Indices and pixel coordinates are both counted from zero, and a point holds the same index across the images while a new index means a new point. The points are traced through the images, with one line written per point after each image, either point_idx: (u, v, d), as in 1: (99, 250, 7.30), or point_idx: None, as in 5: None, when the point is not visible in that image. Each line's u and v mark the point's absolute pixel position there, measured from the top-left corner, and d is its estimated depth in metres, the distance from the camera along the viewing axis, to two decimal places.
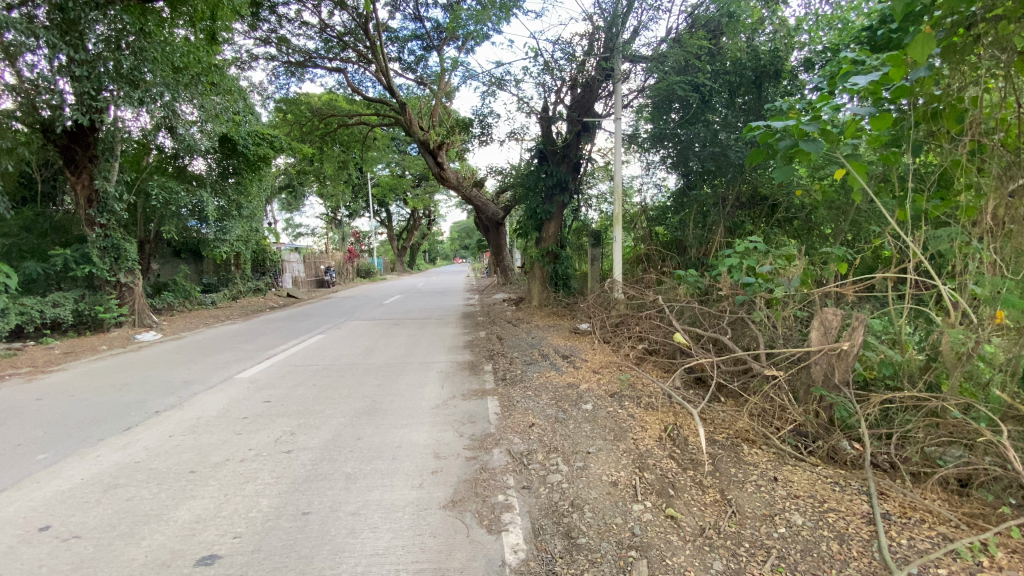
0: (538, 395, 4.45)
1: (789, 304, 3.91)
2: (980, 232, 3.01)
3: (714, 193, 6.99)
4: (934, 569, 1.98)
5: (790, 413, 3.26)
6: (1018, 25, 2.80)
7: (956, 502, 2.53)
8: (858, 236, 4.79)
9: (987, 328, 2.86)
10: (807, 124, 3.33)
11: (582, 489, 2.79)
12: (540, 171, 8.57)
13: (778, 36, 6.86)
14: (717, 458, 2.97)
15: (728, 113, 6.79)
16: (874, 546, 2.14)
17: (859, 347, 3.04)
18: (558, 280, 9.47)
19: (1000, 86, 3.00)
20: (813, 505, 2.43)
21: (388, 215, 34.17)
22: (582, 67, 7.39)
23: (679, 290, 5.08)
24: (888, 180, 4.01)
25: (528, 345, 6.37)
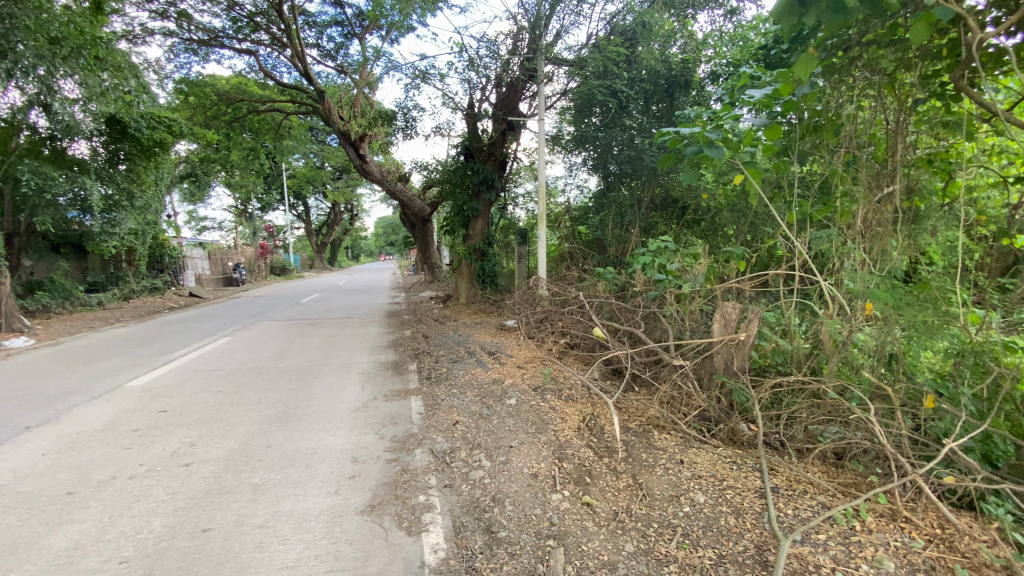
0: (463, 392, 4.39)
1: (695, 299, 4.22)
2: (854, 234, 3.46)
3: (631, 195, 7.34)
4: (815, 535, 2.21)
5: (695, 399, 3.50)
6: (887, 51, 3.20)
7: (833, 473, 2.84)
8: (755, 236, 5.19)
9: (860, 318, 3.29)
10: (711, 131, 3.59)
11: (503, 483, 2.81)
12: (466, 168, 8.52)
13: (688, 48, 7.22)
14: (631, 444, 3.13)
15: (642, 119, 7.19)
16: (765, 517, 2.35)
17: (754, 337, 3.36)
18: (485, 277, 9.30)
19: (871, 105, 3.48)
20: (714, 483, 2.63)
21: (305, 208, 32.33)
22: (507, 67, 7.41)
23: (599, 286, 5.25)
24: (780, 186, 4.34)
25: (453, 343, 6.28)
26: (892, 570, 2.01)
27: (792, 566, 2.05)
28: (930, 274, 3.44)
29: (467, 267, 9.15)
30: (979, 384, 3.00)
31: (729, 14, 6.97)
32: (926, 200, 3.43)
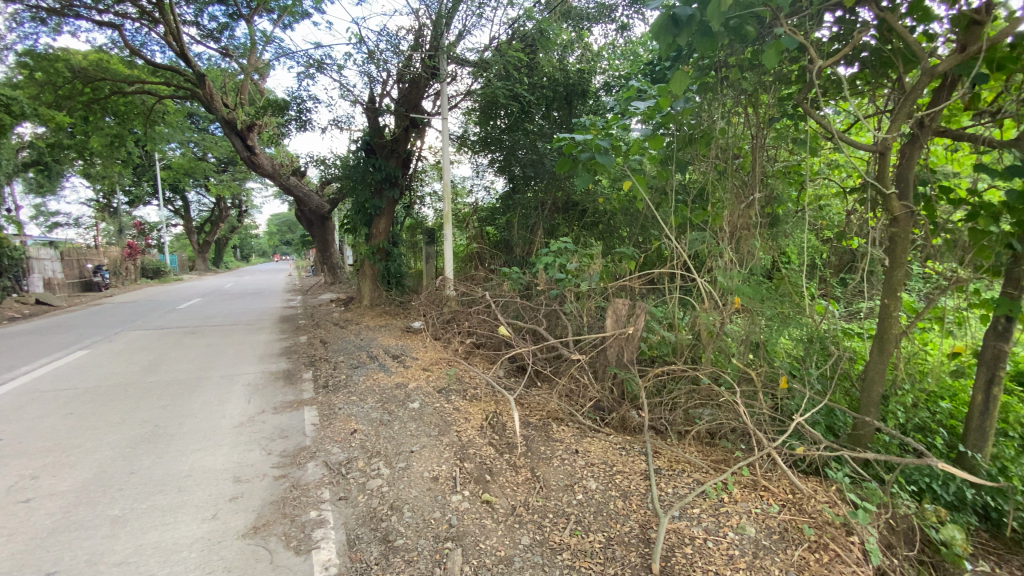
0: (363, 399, 4.19)
1: (593, 297, 4.46)
2: (724, 238, 3.86)
3: (534, 198, 7.56)
4: (691, 509, 2.43)
5: (591, 391, 3.70)
6: (750, 75, 3.64)
7: (707, 451, 3.15)
8: (643, 236, 5.56)
9: (731, 311, 3.65)
10: (602, 139, 3.80)
11: (402, 490, 2.74)
12: (367, 165, 8.18)
13: (584, 59, 7.50)
14: (530, 439, 3.21)
15: (543, 125, 7.61)
16: (648, 498, 2.53)
17: (642, 331, 3.63)
18: (390, 278, 9.02)
19: (740, 122, 3.89)
20: (606, 470, 2.80)
21: (184, 204, 29.02)
22: (408, 63, 7.24)
23: (505, 286, 5.31)
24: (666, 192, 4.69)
25: (354, 347, 5.98)
26: (754, 534, 2.26)
27: (671, 541, 2.23)
28: (787, 270, 3.93)
29: (370, 267, 8.72)
30: (824, 365, 3.58)
31: (621, 30, 7.42)
32: (784, 207, 3.96)
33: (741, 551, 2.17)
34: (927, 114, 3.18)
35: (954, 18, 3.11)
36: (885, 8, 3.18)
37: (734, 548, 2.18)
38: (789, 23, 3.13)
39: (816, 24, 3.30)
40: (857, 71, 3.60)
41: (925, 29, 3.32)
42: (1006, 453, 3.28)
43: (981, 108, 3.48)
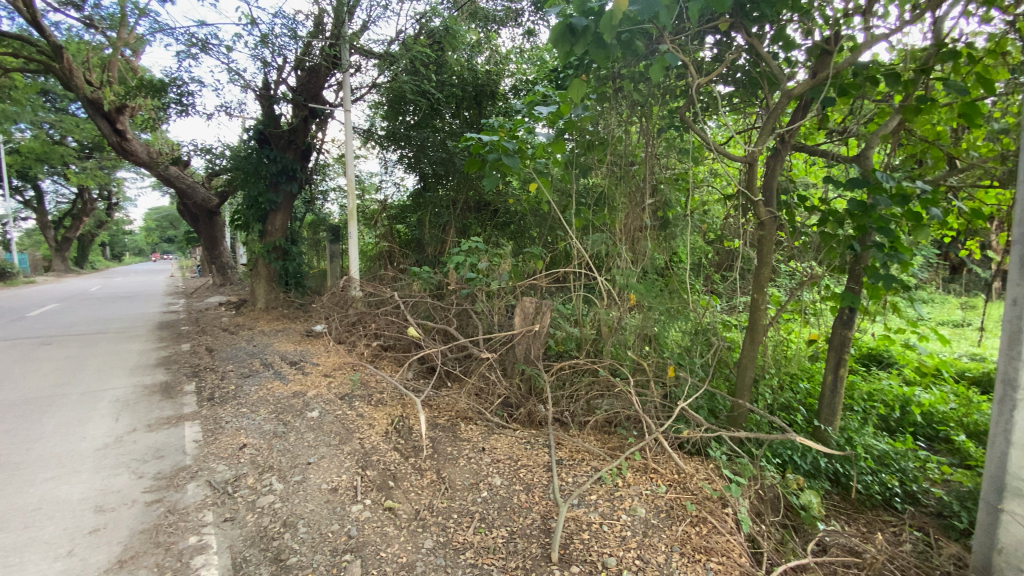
0: (254, 410, 3.87)
1: (502, 296, 4.51)
2: (622, 239, 4.12)
3: (446, 196, 7.48)
4: (588, 496, 2.55)
5: (498, 388, 3.74)
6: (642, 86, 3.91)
7: (605, 439, 3.32)
8: (549, 237, 5.70)
9: (627, 307, 3.91)
10: (508, 140, 3.85)
11: (297, 504, 2.59)
12: (260, 156, 7.55)
13: (494, 60, 7.52)
14: (436, 440, 3.18)
15: (454, 123, 7.51)
16: (550, 489, 2.61)
17: (547, 327, 3.77)
18: (289, 278, 8.41)
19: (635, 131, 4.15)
20: (510, 465, 2.85)
21: (36, 194, 24.90)
22: (307, 49, 6.83)
23: (413, 286, 5.17)
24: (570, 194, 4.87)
25: (246, 355, 5.51)
26: (644, 515, 2.43)
27: (570, 529, 2.32)
28: (677, 269, 4.26)
29: (266, 266, 8.08)
30: (706, 354, 3.96)
31: (528, 35, 7.58)
32: (674, 211, 4.31)
33: (633, 532, 2.32)
34: (787, 131, 3.60)
35: (809, 48, 3.58)
36: (753, 35, 3.59)
37: (627, 530, 2.33)
38: (672, 40, 3.41)
39: (696, 44, 3.64)
40: (732, 90, 3.99)
41: (786, 56, 3.77)
42: (851, 425, 3.83)
43: (831, 127, 4.01)
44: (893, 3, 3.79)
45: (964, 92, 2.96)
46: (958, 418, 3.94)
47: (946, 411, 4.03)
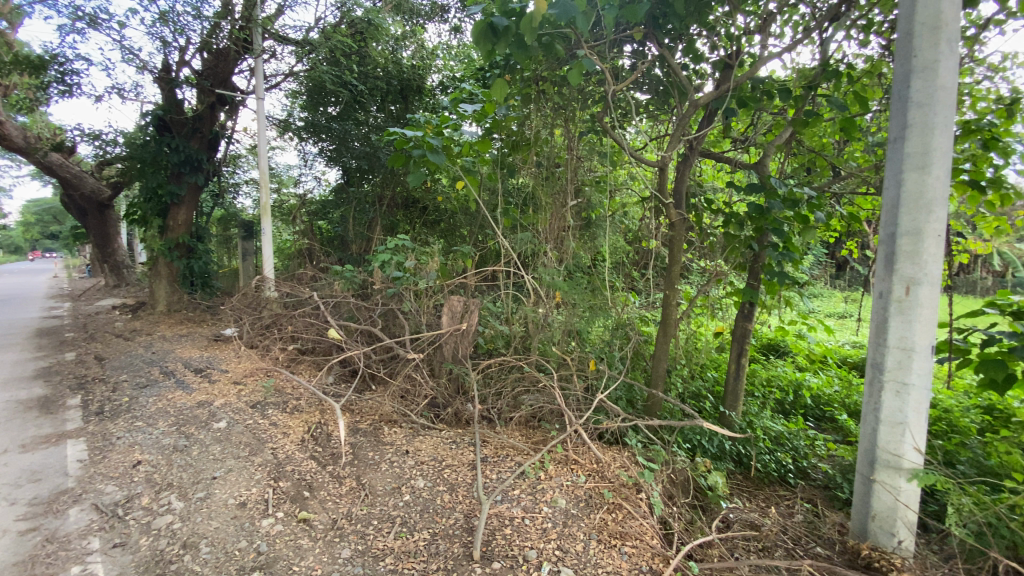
0: (151, 424, 3.53)
1: (428, 295, 4.45)
2: (547, 238, 4.21)
3: (371, 192, 7.24)
4: (512, 492, 2.58)
5: (424, 389, 3.69)
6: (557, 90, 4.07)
7: (529, 434, 3.37)
8: (475, 235, 5.68)
9: (553, 304, 4.00)
10: (432, 137, 3.80)
11: (199, 523, 2.40)
12: (160, 144, 6.89)
13: (420, 55, 7.33)
14: (358, 445, 3.08)
15: (378, 117, 7.29)
16: (474, 488, 2.62)
17: (474, 326, 3.77)
18: (195, 278, 7.75)
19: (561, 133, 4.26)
20: (434, 466, 2.82)
21: None
22: (214, 31, 6.31)
23: (335, 285, 4.93)
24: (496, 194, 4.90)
25: (144, 363, 5.01)
26: (564, 506, 2.49)
27: (492, 525, 2.33)
28: (599, 267, 4.42)
29: (166, 266, 7.38)
30: (625, 347, 4.16)
31: (454, 31, 7.51)
32: (597, 212, 4.46)
33: (553, 523, 2.37)
34: (694, 139, 3.86)
35: (715, 62, 3.86)
36: (665, 46, 3.80)
37: (548, 521, 2.38)
38: (590, 47, 3.54)
39: (612, 52, 3.82)
40: (648, 98, 4.22)
41: (695, 69, 4.02)
42: (752, 410, 4.18)
43: (734, 136, 4.34)
44: (786, 26, 4.17)
45: (843, 108, 3.29)
46: (840, 399, 4.41)
47: (830, 394, 4.50)
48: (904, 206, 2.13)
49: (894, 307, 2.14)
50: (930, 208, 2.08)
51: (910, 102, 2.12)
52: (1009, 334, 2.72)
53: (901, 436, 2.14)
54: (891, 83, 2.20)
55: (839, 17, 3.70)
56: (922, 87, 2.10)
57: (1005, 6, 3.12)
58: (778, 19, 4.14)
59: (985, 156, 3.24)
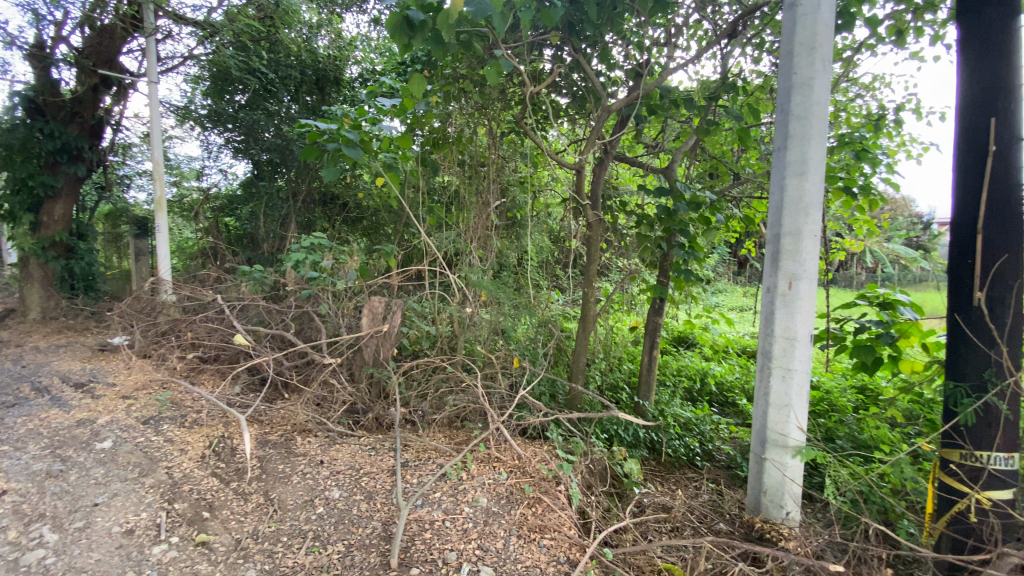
0: (18, 448, 3.08)
1: (347, 296, 4.27)
2: (470, 237, 4.21)
3: (286, 187, 6.80)
4: (432, 495, 2.54)
5: (341, 394, 3.53)
6: (478, 90, 4.08)
7: (452, 435, 3.33)
8: (397, 234, 5.54)
9: (477, 303, 4.00)
10: (348, 131, 3.63)
11: (76, 557, 2.14)
12: (30, 129, 6.05)
13: (338, 45, 6.98)
14: (266, 459, 2.89)
15: (292, 108, 6.87)
16: (393, 494, 2.55)
17: (397, 328, 3.60)
18: (77, 280, 6.89)
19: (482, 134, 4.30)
20: (351, 475, 2.72)
21: None
22: (97, 5, 5.65)
23: (243, 287, 4.60)
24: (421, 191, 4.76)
25: (9, 378, 4.38)
26: (485, 504, 2.49)
27: (411, 531, 2.29)
28: (522, 266, 4.48)
29: (40, 267, 6.41)
30: (547, 344, 4.25)
31: (374, 23, 7.23)
32: (522, 212, 4.52)
33: (474, 522, 2.36)
34: (608, 144, 4.04)
35: (628, 71, 4.05)
36: (580, 52, 3.92)
37: (468, 521, 2.37)
38: (507, 47, 3.58)
39: (529, 54, 3.88)
40: (567, 101, 4.36)
41: (610, 76, 4.19)
42: (664, 398, 4.44)
43: (646, 142, 4.58)
44: (692, 40, 4.45)
45: (739, 118, 3.57)
46: (740, 385, 4.81)
47: (732, 381, 4.89)
48: (786, 209, 2.34)
49: (779, 300, 2.35)
50: (808, 211, 2.31)
51: (791, 114, 2.33)
52: (877, 322, 3.09)
53: (786, 418, 2.36)
54: (776, 96, 2.41)
55: (737, 34, 4.02)
56: (801, 101, 2.32)
57: (873, 33, 3.53)
58: (686, 33, 4.41)
59: (857, 165, 3.66)
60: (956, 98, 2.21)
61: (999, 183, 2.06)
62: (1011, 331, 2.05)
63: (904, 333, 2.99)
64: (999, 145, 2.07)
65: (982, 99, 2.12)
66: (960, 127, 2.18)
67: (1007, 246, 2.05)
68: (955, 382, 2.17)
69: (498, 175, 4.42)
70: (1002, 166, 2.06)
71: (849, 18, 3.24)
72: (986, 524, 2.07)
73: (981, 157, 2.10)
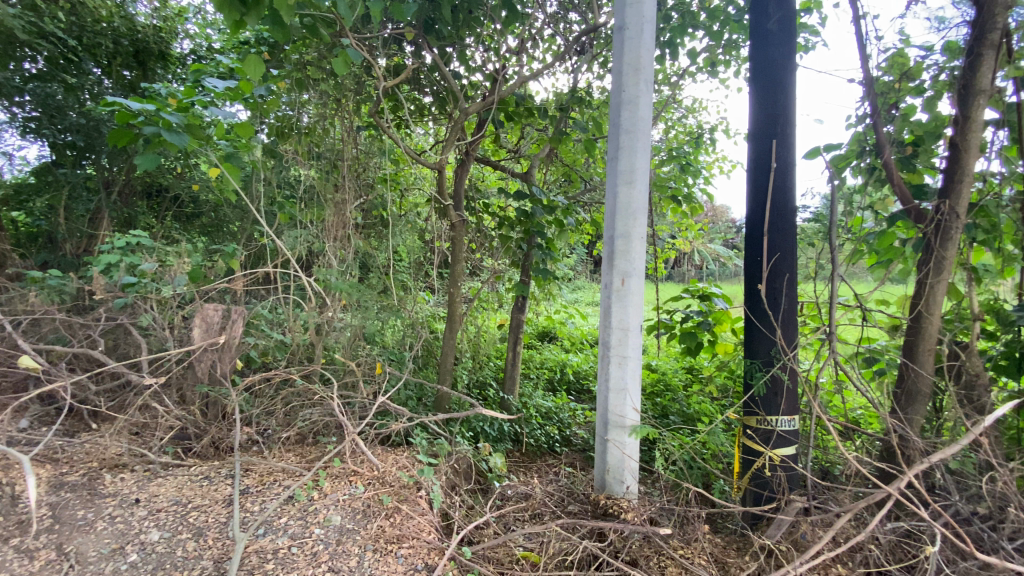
0: None
1: (175, 304, 3.70)
2: (326, 237, 3.93)
3: (95, 178, 5.51)
4: (277, 521, 2.32)
5: (167, 420, 3.05)
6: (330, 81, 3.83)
7: (303, 453, 3.07)
8: (241, 231, 4.96)
9: (336, 307, 3.74)
10: (170, 113, 3.10)
11: None
12: None
13: (164, 14, 5.90)
14: (61, 506, 2.38)
15: (102, 84, 5.52)
16: (229, 527, 2.28)
17: (237, 339, 3.22)
18: None
19: (337, 128, 4.04)
20: (177, 512, 2.37)
21: None
22: None
23: (31, 296, 3.74)
24: (285, 186, 4.16)
25: None
26: (338, 522, 2.35)
27: (250, 564, 2.06)
28: (384, 266, 4.32)
29: None
30: (412, 345, 4.16)
31: None
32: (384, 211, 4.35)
33: (325, 544, 2.21)
34: (468, 146, 4.08)
35: (486, 76, 4.14)
36: (438, 53, 3.90)
37: (319, 544, 2.21)
38: (356, 37, 3.42)
39: (384, 49, 3.76)
40: (427, 100, 4.31)
41: (469, 79, 4.24)
42: (527, 391, 4.62)
43: (507, 146, 4.72)
44: (546, 52, 4.71)
45: (585, 129, 3.86)
46: (594, 373, 5.22)
47: (587, 369, 5.28)
48: (619, 213, 2.59)
49: (615, 295, 2.59)
50: (637, 215, 2.57)
51: (622, 128, 2.57)
52: (698, 312, 3.58)
53: (624, 401, 2.60)
54: (610, 111, 2.64)
55: (584, 51, 4.34)
56: (629, 117, 2.57)
57: (692, 63, 4.07)
58: (540, 46, 4.65)
59: (682, 176, 4.19)
60: (749, 123, 2.62)
61: (778, 194, 2.49)
62: (786, 317, 2.50)
63: (718, 320, 3.50)
64: (777, 163, 2.50)
65: (766, 124, 2.54)
66: (752, 146, 2.59)
67: (782, 247, 2.49)
68: (751, 359, 2.59)
69: (358, 172, 4.16)
70: (780, 181, 2.49)
71: (673, 47, 3.73)
72: (777, 477, 2.49)
73: (766, 173, 2.52)
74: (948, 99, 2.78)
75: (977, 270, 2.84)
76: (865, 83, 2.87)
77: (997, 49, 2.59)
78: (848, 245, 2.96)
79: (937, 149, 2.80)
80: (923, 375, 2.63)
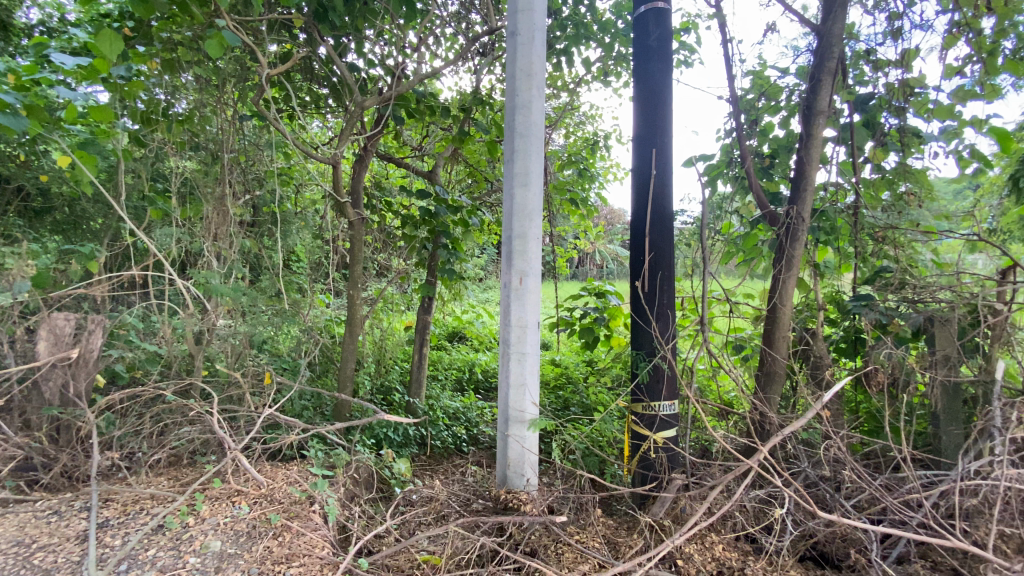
0: None
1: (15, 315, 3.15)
2: (206, 236, 3.58)
3: None
4: (143, 553, 2.09)
5: (4, 450, 2.61)
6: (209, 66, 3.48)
7: (178, 477, 2.79)
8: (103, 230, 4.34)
9: (220, 314, 3.43)
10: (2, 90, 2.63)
11: None
12: None
13: None
14: None
15: None
16: (84, 564, 2.01)
17: (96, 353, 2.85)
18: None
19: (219, 116, 3.68)
20: (17, 555, 2.05)
21: None
22: None
23: None
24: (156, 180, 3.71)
25: None
26: (218, 548, 2.17)
27: None
28: (276, 268, 4.04)
29: None
30: (309, 352, 3.93)
31: None
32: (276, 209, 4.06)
33: (201, 573, 2.03)
34: (367, 141, 3.92)
35: (385, 70, 4.01)
36: (331, 42, 3.70)
37: (194, 572, 2.02)
38: (235, 18, 3.14)
39: (271, 34, 3.50)
40: (322, 91, 4.09)
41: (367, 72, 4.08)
42: (433, 392, 4.58)
43: (409, 144, 4.61)
44: (448, 51, 4.67)
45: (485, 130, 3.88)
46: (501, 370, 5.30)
47: (495, 367, 5.35)
48: (516, 214, 2.65)
49: (513, 294, 2.65)
50: (532, 217, 2.65)
51: (517, 132, 2.64)
52: (595, 308, 3.79)
53: (523, 396, 2.68)
54: (506, 115, 2.70)
55: (486, 52, 4.37)
56: (523, 121, 2.64)
57: (588, 71, 4.27)
58: (442, 44, 4.60)
59: (580, 179, 4.39)
60: (632, 131, 2.81)
61: (658, 198, 2.70)
62: (666, 310, 2.72)
63: (612, 316, 3.74)
64: (657, 170, 2.71)
65: (647, 134, 2.73)
66: (635, 154, 2.78)
67: (661, 247, 2.71)
68: (637, 350, 2.78)
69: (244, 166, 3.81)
70: (660, 186, 2.70)
71: (569, 55, 3.89)
72: (659, 458, 2.71)
73: (647, 179, 2.72)
74: (798, 117, 3.19)
75: (820, 266, 3.29)
76: (732, 100, 3.19)
77: (833, 76, 3.01)
78: (719, 245, 3.29)
79: (789, 161, 3.21)
80: (778, 359, 3.00)
